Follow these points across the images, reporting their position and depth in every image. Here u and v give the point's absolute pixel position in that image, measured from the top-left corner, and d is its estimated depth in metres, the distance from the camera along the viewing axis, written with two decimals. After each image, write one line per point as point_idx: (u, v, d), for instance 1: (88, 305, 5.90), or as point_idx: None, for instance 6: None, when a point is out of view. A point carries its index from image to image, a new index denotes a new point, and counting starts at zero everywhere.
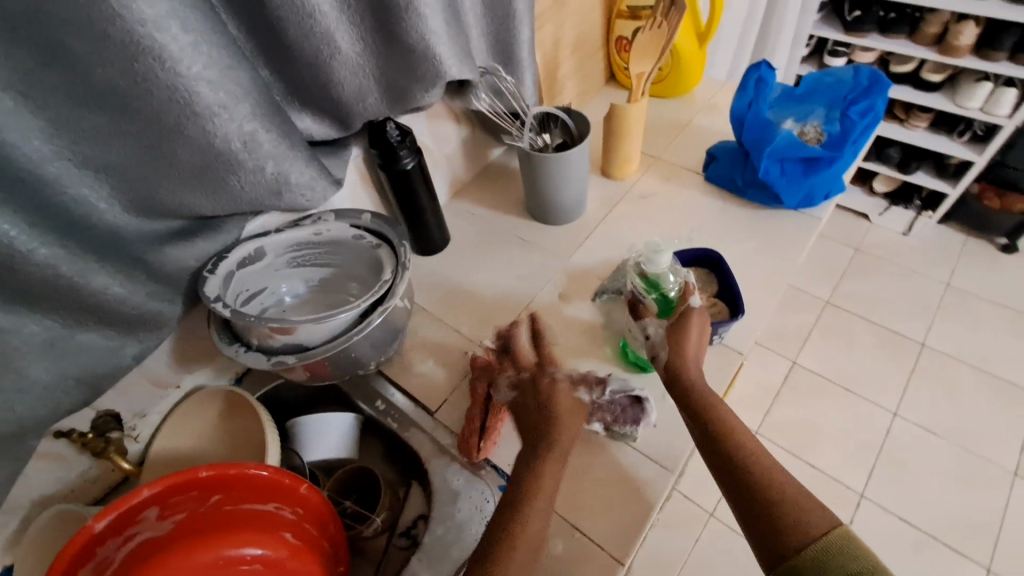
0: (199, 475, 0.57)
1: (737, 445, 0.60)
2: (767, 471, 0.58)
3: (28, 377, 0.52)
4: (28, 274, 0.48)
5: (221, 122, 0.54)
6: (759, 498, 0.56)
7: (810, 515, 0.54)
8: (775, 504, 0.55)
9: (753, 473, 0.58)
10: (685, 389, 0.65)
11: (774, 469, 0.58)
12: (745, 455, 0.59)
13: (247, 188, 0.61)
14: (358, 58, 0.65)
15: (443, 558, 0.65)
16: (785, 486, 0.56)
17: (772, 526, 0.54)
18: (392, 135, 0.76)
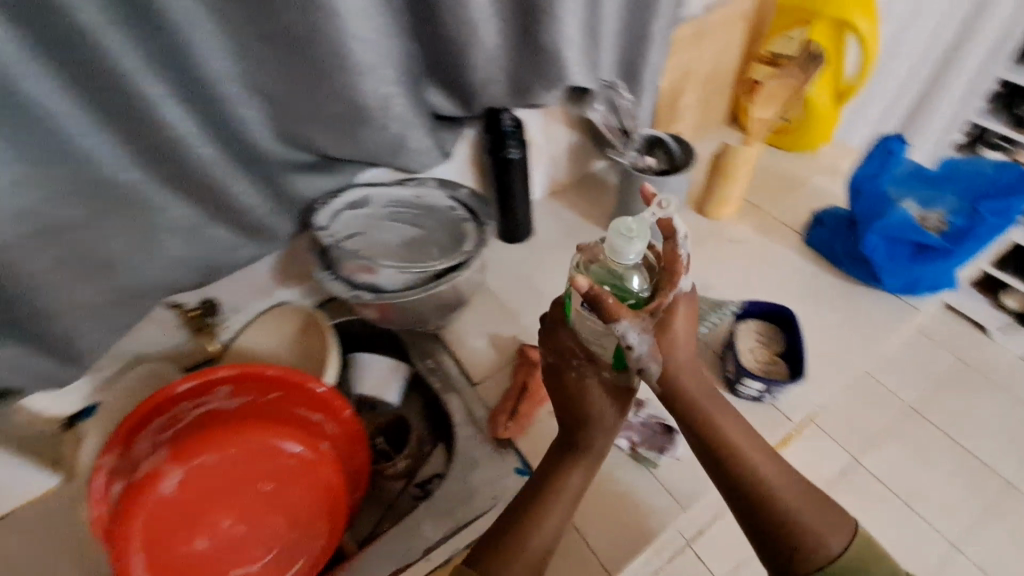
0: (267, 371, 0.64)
1: (748, 477, 0.58)
2: (779, 502, 0.57)
3: (164, 251, 0.62)
4: (189, 168, 0.58)
5: (367, 79, 0.62)
6: (769, 522, 0.57)
7: (823, 532, 0.56)
8: (789, 529, 0.56)
9: (769, 501, 0.57)
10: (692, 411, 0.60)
11: (789, 490, 0.57)
12: (759, 486, 0.57)
13: (372, 141, 0.69)
14: (496, 50, 0.71)
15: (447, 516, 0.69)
16: (799, 507, 0.57)
17: (790, 552, 0.56)
18: (506, 125, 0.83)
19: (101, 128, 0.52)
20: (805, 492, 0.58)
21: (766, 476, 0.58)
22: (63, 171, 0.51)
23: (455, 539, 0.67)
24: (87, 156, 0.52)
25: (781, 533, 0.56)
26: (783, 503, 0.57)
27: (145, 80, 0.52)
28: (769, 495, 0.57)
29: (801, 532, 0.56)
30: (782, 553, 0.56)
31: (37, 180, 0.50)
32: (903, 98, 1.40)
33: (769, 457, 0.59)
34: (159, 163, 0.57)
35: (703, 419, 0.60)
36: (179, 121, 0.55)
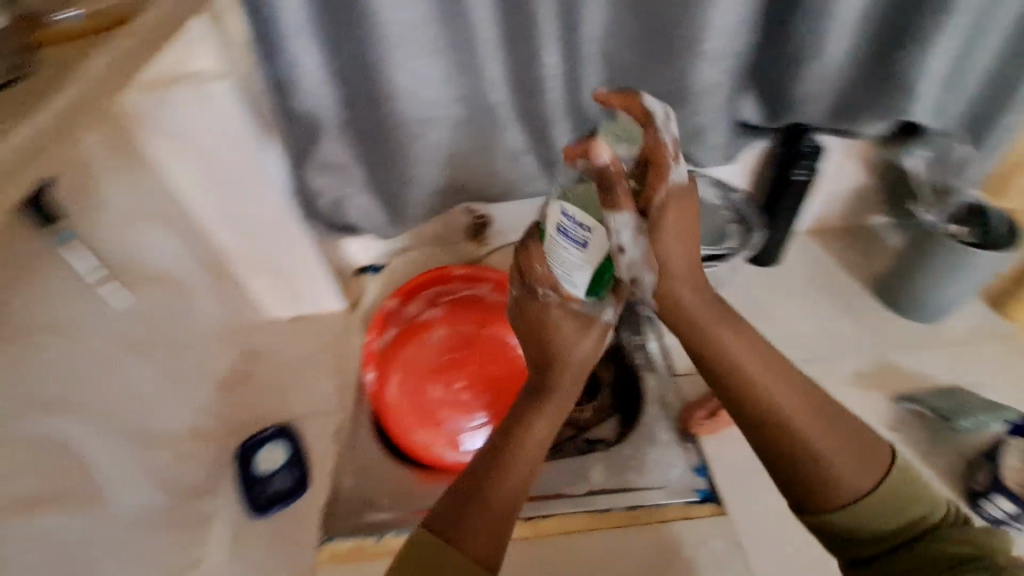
0: None
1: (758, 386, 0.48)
2: (740, 380, 0.48)
3: (490, 164, 0.74)
4: (539, 101, 0.69)
5: (707, 66, 0.68)
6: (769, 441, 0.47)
7: (846, 466, 0.45)
8: (780, 440, 0.46)
9: (774, 411, 0.47)
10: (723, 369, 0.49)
11: (784, 392, 0.48)
12: (741, 378, 0.48)
13: (683, 123, 0.74)
14: (836, 72, 0.73)
15: (619, 476, 0.72)
16: (815, 427, 0.46)
17: (794, 479, 0.46)
18: (807, 145, 0.82)
19: (501, 51, 0.64)
20: (797, 404, 0.47)
21: (777, 391, 0.48)
22: (465, 76, 0.65)
23: (618, 496, 0.70)
24: (482, 71, 0.65)
25: (831, 491, 0.44)
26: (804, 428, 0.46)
27: (545, 22, 0.63)
28: (748, 381, 0.48)
29: (810, 456, 0.45)
30: (804, 497, 0.46)
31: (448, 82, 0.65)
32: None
33: (737, 337, 0.50)
34: (520, 91, 0.68)
35: (711, 342, 0.50)
36: (550, 61, 0.66)
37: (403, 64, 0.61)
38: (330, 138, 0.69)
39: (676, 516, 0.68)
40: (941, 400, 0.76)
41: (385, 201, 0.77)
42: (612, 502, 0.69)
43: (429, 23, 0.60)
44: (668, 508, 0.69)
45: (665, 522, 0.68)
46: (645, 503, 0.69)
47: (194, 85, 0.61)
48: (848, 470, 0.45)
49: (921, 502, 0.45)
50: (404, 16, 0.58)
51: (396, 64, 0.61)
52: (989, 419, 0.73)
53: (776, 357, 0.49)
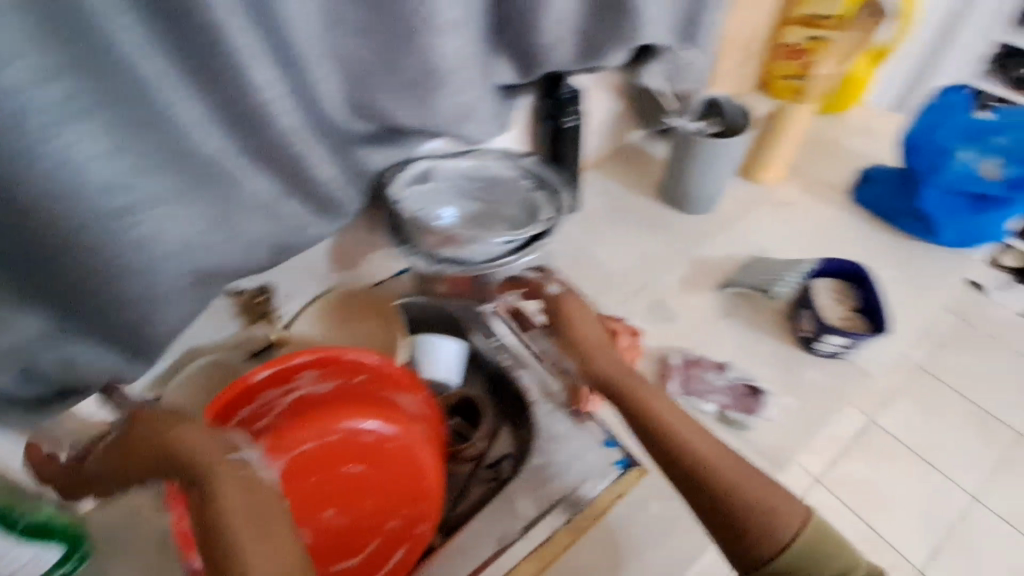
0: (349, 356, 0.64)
1: (685, 459, 0.58)
2: (670, 445, 0.59)
3: (239, 229, 0.58)
4: (270, 137, 0.54)
5: (446, 39, 0.60)
6: (709, 508, 0.55)
7: (781, 516, 0.53)
8: (714, 491, 0.55)
9: (706, 475, 0.56)
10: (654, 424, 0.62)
11: (694, 435, 0.59)
12: (660, 434, 0.60)
13: (442, 108, 0.66)
14: (568, 9, 0.68)
15: (543, 488, 0.67)
16: (733, 469, 0.57)
17: (710, 512, 0.55)
18: (566, 91, 0.80)
19: (184, 89, 0.48)
20: (726, 458, 0.57)
21: (744, 483, 0.55)
22: (159, 137, 0.48)
23: (552, 517, 0.64)
24: (169, 121, 0.48)
25: (727, 496, 0.55)
26: (732, 488, 0.55)
27: (242, 39, 0.47)
28: (701, 474, 0.57)
29: (728, 500, 0.55)
30: (724, 528, 0.54)
31: (127, 150, 0.46)
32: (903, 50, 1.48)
33: (707, 445, 0.58)
34: (240, 131, 0.53)
35: (655, 421, 0.62)
36: (263, 85, 0.50)
37: (55, 146, 0.42)
38: None
39: (610, 503, 0.65)
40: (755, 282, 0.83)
41: (113, 339, 0.55)
42: (550, 526, 0.64)
43: (64, 78, 0.41)
44: (599, 498, 0.66)
45: (603, 516, 0.64)
46: (581, 506, 0.65)
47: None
48: (811, 532, 0.53)
49: (791, 524, 0.53)
50: (8, 77, 0.38)
51: (39, 147, 0.41)
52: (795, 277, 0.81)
53: (721, 448, 0.58)
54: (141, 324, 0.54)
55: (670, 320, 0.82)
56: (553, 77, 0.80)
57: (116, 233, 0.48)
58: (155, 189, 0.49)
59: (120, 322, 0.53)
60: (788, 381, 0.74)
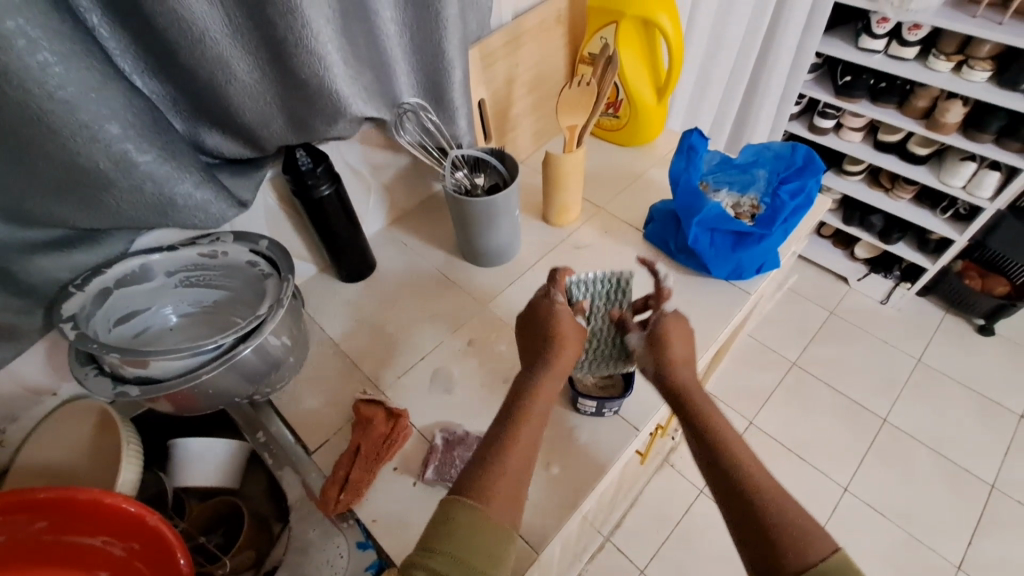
0: (37, 495, 0.58)
1: (731, 459, 0.59)
2: (711, 425, 0.63)
3: None
4: None
5: (91, 141, 0.54)
6: (728, 471, 0.58)
7: (812, 532, 0.53)
8: (753, 494, 0.56)
9: (736, 463, 0.58)
10: (710, 443, 0.61)
11: (740, 447, 0.60)
12: (709, 431, 0.62)
13: (121, 206, 0.60)
14: (257, 86, 0.63)
15: None
16: (773, 484, 0.57)
17: (752, 509, 0.55)
18: (302, 163, 0.75)
19: None
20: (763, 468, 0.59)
21: (784, 499, 0.55)
22: None
23: None
24: None
25: (753, 495, 0.56)
26: (767, 496, 0.55)
27: None
28: (722, 446, 0.60)
29: (762, 504, 0.55)
30: (755, 532, 0.54)
31: None
32: (724, 69, 1.54)
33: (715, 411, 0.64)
34: None
35: (696, 408, 0.64)
36: None
37: None
38: None
39: None
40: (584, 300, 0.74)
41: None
42: None
43: None
44: None
45: None
46: None
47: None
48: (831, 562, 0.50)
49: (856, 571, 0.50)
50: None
51: None
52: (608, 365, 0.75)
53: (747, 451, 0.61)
54: None
55: (449, 390, 0.79)
56: (288, 148, 0.75)
57: None
58: None
59: None
60: (554, 447, 0.73)
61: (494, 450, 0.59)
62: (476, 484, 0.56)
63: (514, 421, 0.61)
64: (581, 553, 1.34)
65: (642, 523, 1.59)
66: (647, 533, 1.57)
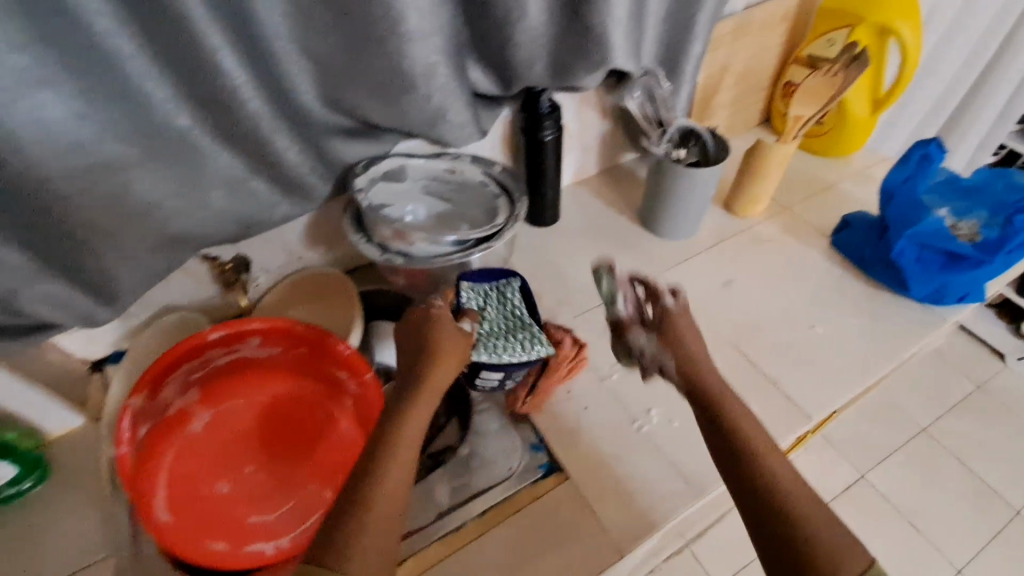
0: (297, 325, 0.66)
1: (763, 479, 0.55)
2: (745, 434, 0.59)
3: (205, 198, 0.62)
4: (240, 119, 0.59)
5: (415, 46, 0.63)
6: (760, 488, 0.55)
7: (843, 558, 0.49)
8: (788, 520, 0.52)
9: (769, 480, 0.55)
10: (742, 454, 0.58)
11: (774, 460, 0.56)
12: (743, 438, 0.59)
13: (412, 109, 0.70)
14: (540, 27, 0.71)
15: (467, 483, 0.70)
16: (807, 503, 0.53)
17: (785, 539, 0.51)
18: (542, 105, 0.84)
19: (158, 76, 0.53)
20: (799, 486, 0.54)
21: (819, 525, 0.51)
22: (126, 112, 0.53)
23: (467, 508, 0.68)
24: (148, 105, 0.54)
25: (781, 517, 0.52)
26: (804, 520, 0.51)
27: (211, 34, 0.53)
28: (752, 455, 0.57)
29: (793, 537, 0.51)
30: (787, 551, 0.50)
31: (102, 114, 0.52)
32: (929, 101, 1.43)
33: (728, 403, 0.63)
34: (211, 113, 0.58)
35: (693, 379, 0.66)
36: (231, 70, 0.56)
37: (22, 102, 0.47)
38: None
39: (527, 500, 0.68)
40: (481, 299, 0.71)
41: (82, 284, 0.61)
42: (463, 516, 0.67)
43: (27, 43, 0.46)
44: (517, 496, 0.68)
45: (517, 513, 0.67)
46: (495, 501, 0.68)
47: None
48: None
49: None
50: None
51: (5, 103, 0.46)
52: (525, 347, 0.67)
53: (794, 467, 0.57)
54: (107, 274, 0.61)
55: None
56: (529, 91, 0.83)
57: (84, 192, 0.54)
58: (120, 153, 0.54)
59: (90, 267, 0.60)
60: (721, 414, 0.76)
61: (363, 478, 0.52)
62: (340, 519, 0.49)
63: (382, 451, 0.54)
64: (665, 548, 1.35)
65: (727, 543, 1.55)
66: (730, 553, 1.53)
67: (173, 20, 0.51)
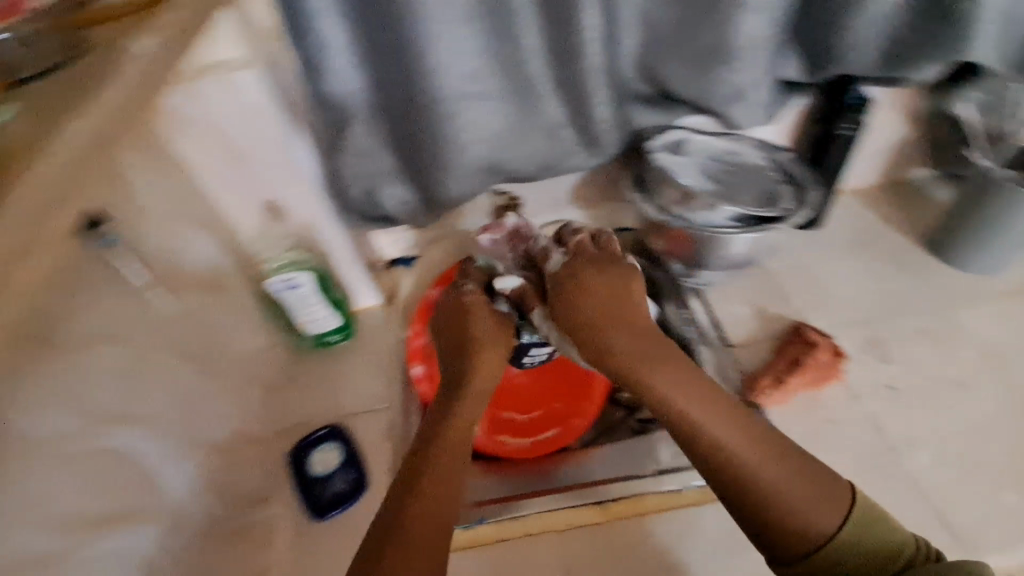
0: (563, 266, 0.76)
1: (699, 444, 0.54)
2: (682, 412, 0.56)
3: (526, 136, 0.72)
4: (579, 71, 0.66)
5: (749, 18, 0.66)
6: (721, 471, 0.52)
7: (812, 512, 0.49)
8: (766, 509, 0.50)
9: (744, 484, 0.51)
10: (700, 447, 0.54)
11: (724, 428, 0.54)
12: (693, 433, 0.54)
13: (723, 82, 0.71)
14: (886, 11, 0.67)
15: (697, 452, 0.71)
16: (762, 469, 0.51)
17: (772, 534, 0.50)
18: (851, 96, 0.78)
19: (533, 22, 0.63)
20: (751, 451, 0.52)
21: (773, 475, 0.51)
22: (502, 50, 0.64)
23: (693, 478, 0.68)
24: (518, 47, 0.64)
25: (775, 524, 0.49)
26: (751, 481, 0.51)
27: None
28: (722, 457, 0.52)
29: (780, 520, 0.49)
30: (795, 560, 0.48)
31: (486, 51, 0.63)
32: None
33: (676, 381, 0.58)
34: (559, 62, 0.66)
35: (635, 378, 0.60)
36: (590, 25, 0.62)
37: (444, 33, 0.60)
38: (365, 120, 0.66)
39: None
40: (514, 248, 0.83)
41: (419, 191, 0.75)
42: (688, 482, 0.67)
43: None
44: None
45: None
46: None
47: (218, 72, 0.58)
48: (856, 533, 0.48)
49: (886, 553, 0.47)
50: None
51: (433, 34, 0.59)
52: None
53: (711, 397, 0.56)
54: (440, 188, 0.73)
55: (884, 361, 0.77)
56: (837, 81, 0.79)
57: (453, 115, 0.66)
58: (487, 86, 0.65)
59: (432, 179, 0.72)
60: (1010, 479, 0.67)
61: (422, 459, 0.55)
62: (396, 495, 0.52)
63: (418, 458, 0.55)
64: None
65: None
66: None
67: None
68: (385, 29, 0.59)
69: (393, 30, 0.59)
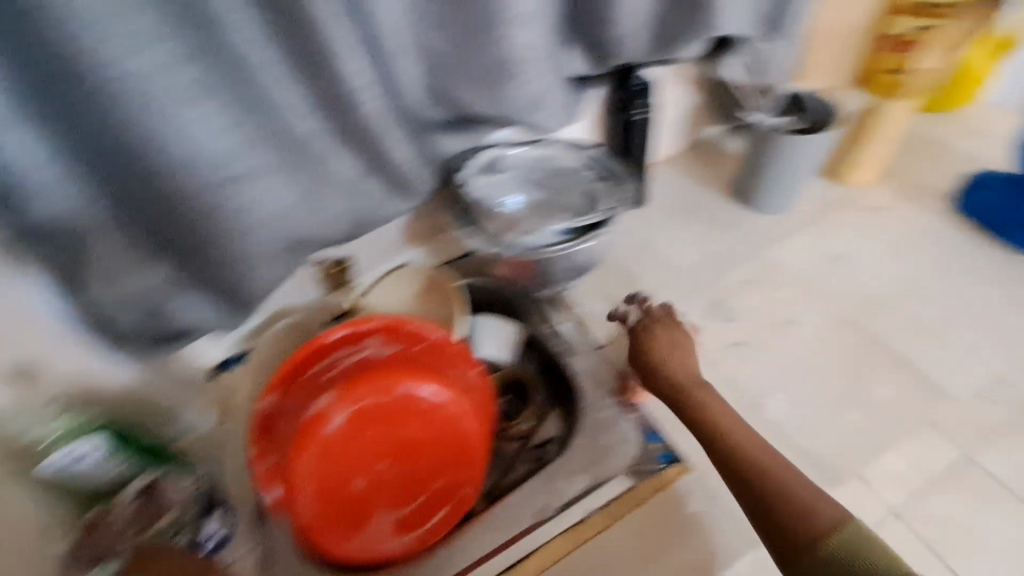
0: (412, 324, 0.65)
1: (748, 465, 0.59)
2: (741, 452, 0.60)
3: (321, 202, 0.63)
4: (360, 123, 0.59)
5: (523, 30, 0.61)
6: (765, 497, 0.56)
7: (822, 512, 0.53)
8: (782, 501, 0.55)
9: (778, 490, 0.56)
10: (747, 470, 0.59)
11: (756, 443, 0.61)
12: (743, 461, 0.59)
13: (516, 96, 0.67)
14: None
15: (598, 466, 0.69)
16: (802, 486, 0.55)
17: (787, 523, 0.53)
18: (636, 82, 0.81)
19: (288, 82, 0.54)
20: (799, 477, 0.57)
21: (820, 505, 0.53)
22: (257, 121, 0.53)
23: (594, 498, 0.67)
24: (277, 112, 0.54)
25: (792, 515, 0.53)
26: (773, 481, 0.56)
27: (337, 36, 0.52)
28: (759, 473, 0.58)
29: (799, 522, 0.53)
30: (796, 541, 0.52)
31: (242, 127, 0.53)
32: None
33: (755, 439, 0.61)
34: (334, 118, 0.58)
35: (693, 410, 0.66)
36: (355, 75, 0.55)
37: (173, 119, 0.48)
38: (106, 237, 0.53)
39: (660, 486, 0.68)
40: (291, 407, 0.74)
41: (212, 295, 0.62)
42: (587, 508, 0.66)
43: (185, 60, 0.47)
44: (641, 487, 0.68)
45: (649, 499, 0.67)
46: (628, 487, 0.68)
47: None
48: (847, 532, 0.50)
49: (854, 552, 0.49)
50: (145, 58, 0.45)
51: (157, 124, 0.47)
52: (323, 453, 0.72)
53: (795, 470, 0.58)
54: (241, 285, 0.62)
55: (727, 320, 0.82)
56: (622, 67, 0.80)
57: (224, 205, 0.55)
58: (258, 163, 0.55)
59: (226, 278, 0.60)
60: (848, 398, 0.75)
61: None
62: None
63: None
64: None
65: None
66: None
67: (303, 28, 0.51)
68: (94, 130, 0.46)
69: (106, 129, 0.46)
